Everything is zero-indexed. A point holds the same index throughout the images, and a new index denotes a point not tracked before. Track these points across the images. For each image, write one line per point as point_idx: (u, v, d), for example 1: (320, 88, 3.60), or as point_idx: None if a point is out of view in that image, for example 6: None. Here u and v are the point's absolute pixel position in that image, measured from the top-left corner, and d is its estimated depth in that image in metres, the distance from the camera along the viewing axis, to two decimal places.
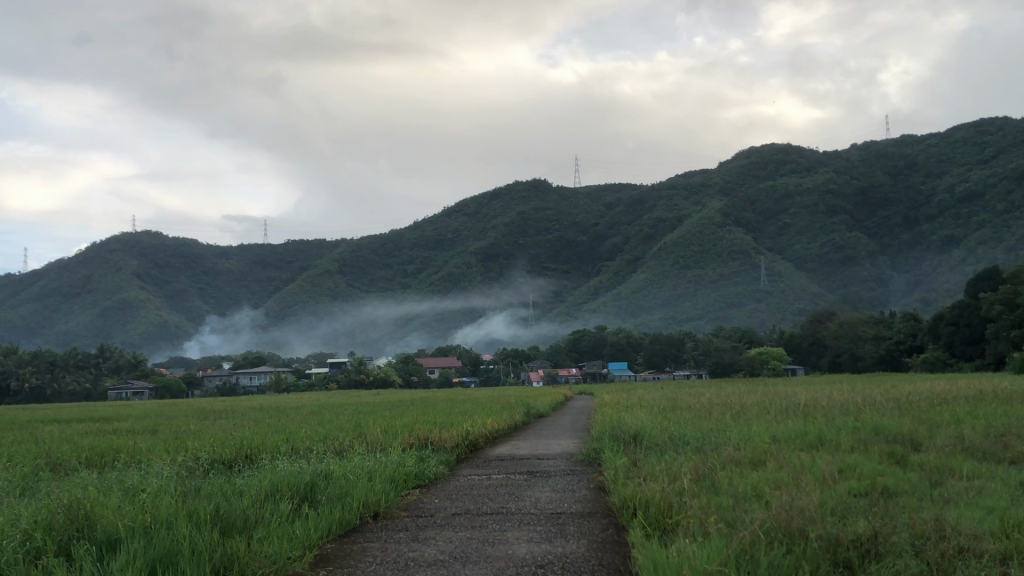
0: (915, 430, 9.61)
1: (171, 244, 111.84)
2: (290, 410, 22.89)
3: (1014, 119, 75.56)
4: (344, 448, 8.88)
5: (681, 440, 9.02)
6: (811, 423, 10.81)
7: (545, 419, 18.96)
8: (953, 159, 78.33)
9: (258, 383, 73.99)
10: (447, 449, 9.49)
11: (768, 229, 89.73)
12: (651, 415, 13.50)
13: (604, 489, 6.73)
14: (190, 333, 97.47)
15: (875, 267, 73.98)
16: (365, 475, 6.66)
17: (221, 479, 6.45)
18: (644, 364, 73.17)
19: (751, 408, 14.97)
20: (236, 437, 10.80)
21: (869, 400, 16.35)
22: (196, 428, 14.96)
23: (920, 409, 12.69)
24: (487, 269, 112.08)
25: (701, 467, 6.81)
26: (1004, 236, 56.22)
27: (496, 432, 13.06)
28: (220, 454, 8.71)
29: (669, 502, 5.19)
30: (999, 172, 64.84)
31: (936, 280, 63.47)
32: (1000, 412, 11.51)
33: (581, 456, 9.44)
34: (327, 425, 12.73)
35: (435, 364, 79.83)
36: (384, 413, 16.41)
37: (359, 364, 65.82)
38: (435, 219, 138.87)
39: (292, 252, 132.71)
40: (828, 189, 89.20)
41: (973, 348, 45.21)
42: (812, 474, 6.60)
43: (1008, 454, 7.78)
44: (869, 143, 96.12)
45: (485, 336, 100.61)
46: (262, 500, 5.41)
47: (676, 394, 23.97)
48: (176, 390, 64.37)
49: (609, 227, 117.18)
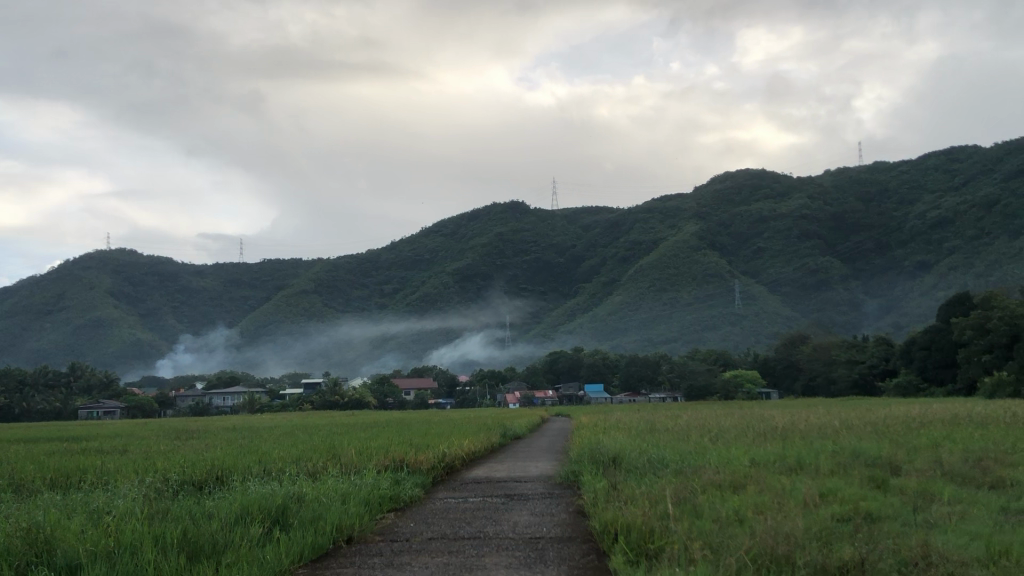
0: (894, 453, 9.56)
1: (145, 262, 110.83)
2: (265, 430, 22.60)
3: (984, 148, 77.00)
4: (317, 470, 8.70)
5: (660, 462, 8.92)
6: (790, 446, 10.74)
7: (521, 440, 18.85)
8: (925, 186, 79.62)
9: (232, 403, 73.15)
10: (423, 471, 9.34)
11: (742, 252, 90.54)
12: (628, 437, 13.43)
13: (583, 513, 6.61)
14: (162, 351, 96.30)
15: (848, 291, 74.74)
16: (341, 497, 6.49)
17: (190, 502, 6.25)
18: (621, 387, 73.20)
19: (730, 431, 14.96)
20: (210, 458, 10.62)
21: (845, 421, 16.42)
22: (168, 448, 14.61)
23: (898, 433, 12.69)
24: (465, 290, 112.03)
25: (682, 491, 6.71)
26: (974, 262, 57.02)
27: (472, 454, 12.90)
28: (190, 475, 8.50)
29: (652, 526, 5.08)
30: (970, 199, 65.99)
31: (907, 305, 64.17)
32: (977, 437, 11.51)
33: (558, 478, 9.33)
34: (302, 447, 12.46)
35: (410, 385, 79.44)
36: (359, 434, 16.17)
37: (334, 385, 65.26)
38: (413, 239, 138.81)
39: (268, 271, 131.96)
40: (802, 215, 90.24)
41: (945, 373, 45.54)
42: (794, 499, 6.50)
43: (988, 479, 7.73)
44: (843, 171, 97.48)
45: (461, 356, 99.22)
46: (233, 524, 5.24)
47: (652, 415, 24.04)
48: (149, 409, 63.68)
49: (586, 249, 117.66)
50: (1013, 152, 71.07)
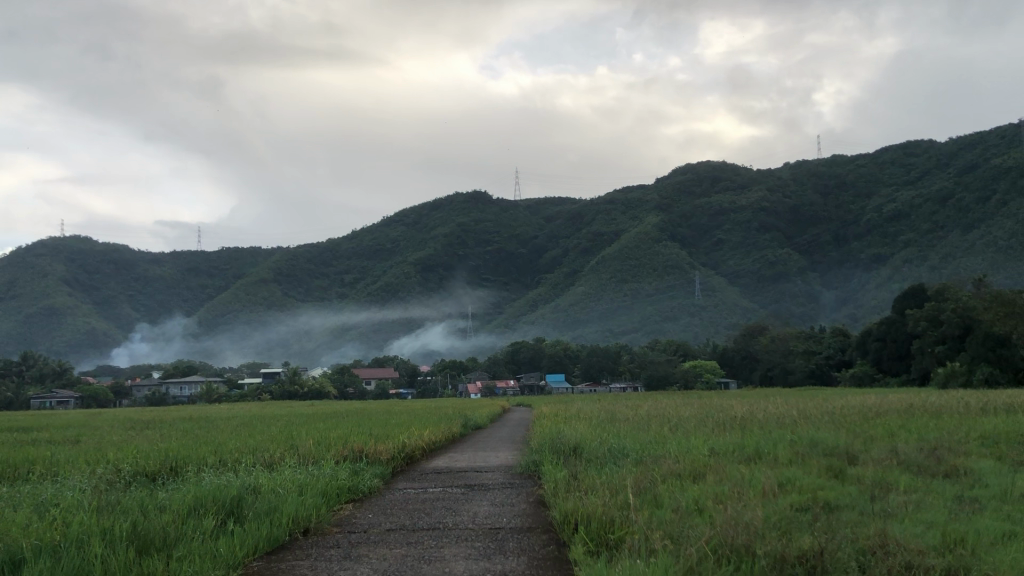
0: (851, 443, 9.67)
1: (100, 249, 108.66)
2: (222, 420, 22.26)
3: (938, 143, 78.54)
4: (274, 462, 8.55)
5: (621, 452, 8.91)
6: (748, 435, 10.81)
7: (482, 430, 18.80)
8: (881, 180, 81.00)
9: (189, 393, 72.11)
10: (383, 462, 9.23)
11: (702, 244, 91.29)
12: (588, 426, 13.46)
13: (542, 503, 6.58)
14: (118, 340, 94.65)
15: (806, 284, 75.76)
16: (297, 489, 6.37)
17: (143, 494, 6.09)
18: (581, 377, 73.43)
19: (690, 420, 15.07)
20: (165, 449, 10.42)
21: (801, 411, 16.61)
22: (122, 438, 14.30)
23: (855, 423, 12.86)
24: (426, 280, 111.75)
25: (643, 481, 6.70)
26: (928, 255, 58.17)
27: (432, 445, 12.82)
28: (144, 466, 8.33)
29: (612, 516, 5.07)
30: (925, 193, 67.29)
31: (863, 296, 65.26)
32: (931, 426, 11.68)
33: (519, 468, 9.30)
34: (259, 437, 12.26)
35: (371, 375, 78.95)
36: (318, 424, 15.97)
37: (294, 375, 64.64)
38: (374, 229, 137.94)
39: (227, 260, 130.24)
40: (761, 207, 91.21)
41: (899, 364, 46.29)
42: (755, 488, 6.52)
43: (943, 467, 7.84)
44: (801, 164, 98.76)
45: (422, 347, 98.89)
46: (185, 516, 5.12)
47: (611, 405, 24.17)
48: (104, 399, 62.73)
49: (548, 240, 117.88)
50: (966, 146, 72.47)
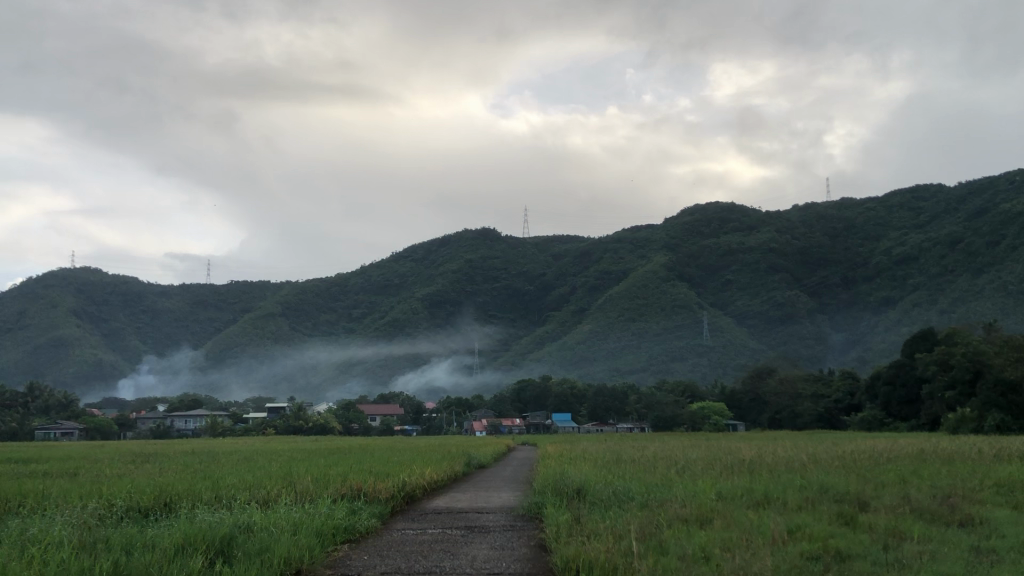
0: (862, 489, 9.42)
1: (110, 280, 108.78)
2: (225, 455, 21.91)
3: (947, 188, 78.80)
4: (270, 499, 8.37)
5: (626, 495, 8.71)
6: (757, 480, 10.51)
7: (485, 470, 18.46)
8: (890, 223, 81.18)
9: (194, 427, 71.71)
10: (382, 501, 9.01)
11: (710, 283, 91.00)
12: (593, 467, 13.24)
13: (544, 547, 6.39)
14: (125, 372, 94.39)
15: (814, 327, 75.45)
16: (291, 528, 6.19)
17: (131, 530, 5.93)
18: (588, 417, 72.86)
19: (698, 462, 14.79)
20: (161, 483, 10.28)
21: (812, 456, 16.26)
22: (122, 472, 14.04)
23: (868, 468, 12.55)
24: (434, 316, 111.78)
25: (647, 526, 6.49)
26: (937, 298, 58.05)
27: (432, 484, 12.56)
28: (137, 501, 8.17)
29: (614, 564, 4.87)
30: (933, 237, 67.39)
31: (871, 339, 64.99)
32: (945, 474, 11.36)
33: (521, 510, 9.06)
34: (257, 474, 12.01)
35: (376, 411, 78.47)
36: (319, 461, 15.73)
37: (298, 410, 64.30)
38: (382, 264, 138.15)
39: (236, 294, 130.27)
40: (769, 248, 91.18)
41: (908, 408, 45.79)
42: (763, 535, 6.33)
43: (958, 515, 7.61)
44: (809, 206, 99.01)
45: (426, 384, 98.28)
46: (170, 554, 4.98)
47: (618, 445, 23.82)
48: (108, 431, 62.38)
49: (556, 278, 117.81)
50: (975, 192, 72.70)
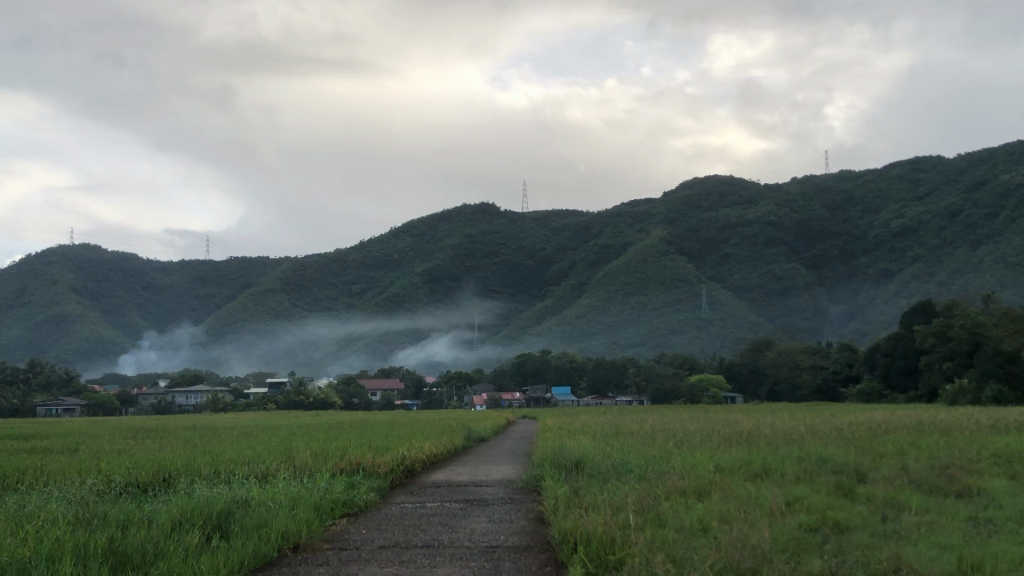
0: (860, 460, 9.43)
1: (108, 256, 108.53)
2: (225, 430, 21.93)
3: (947, 159, 78.71)
4: (269, 473, 8.38)
5: (625, 467, 8.71)
6: (755, 452, 10.52)
7: (485, 443, 18.52)
8: (889, 195, 81.13)
9: (194, 402, 71.84)
10: (381, 475, 9.02)
11: (709, 256, 90.89)
12: (591, 440, 13.27)
13: (542, 521, 6.39)
14: (126, 348, 94.41)
15: (813, 300, 75.54)
16: (288, 502, 6.17)
17: (129, 505, 5.92)
18: (587, 390, 73.02)
19: (695, 435, 14.81)
20: (161, 458, 10.30)
21: (811, 427, 16.27)
22: (122, 448, 14.04)
23: (864, 440, 12.58)
24: (434, 291, 111.77)
25: (645, 499, 6.48)
26: (937, 270, 58.08)
27: (432, 458, 12.60)
28: (135, 477, 8.17)
29: (613, 536, 4.86)
30: (933, 208, 67.38)
31: (870, 311, 65.09)
32: (943, 444, 11.38)
33: (520, 482, 9.07)
34: (255, 449, 11.98)
35: (376, 386, 78.65)
36: (318, 436, 15.77)
37: (299, 385, 64.46)
38: (381, 239, 138.00)
39: (234, 270, 130.08)
40: (769, 222, 91.06)
41: (908, 380, 45.93)
42: (762, 507, 6.32)
43: (956, 486, 7.61)
44: (809, 179, 98.82)
45: (426, 358, 98.52)
46: (166, 530, 4.97)
47: (616, 419, 23.91)
48: (110, 408, 62.59)
49: (555, 252, 117.69)
50: (974, 163, 72.62)
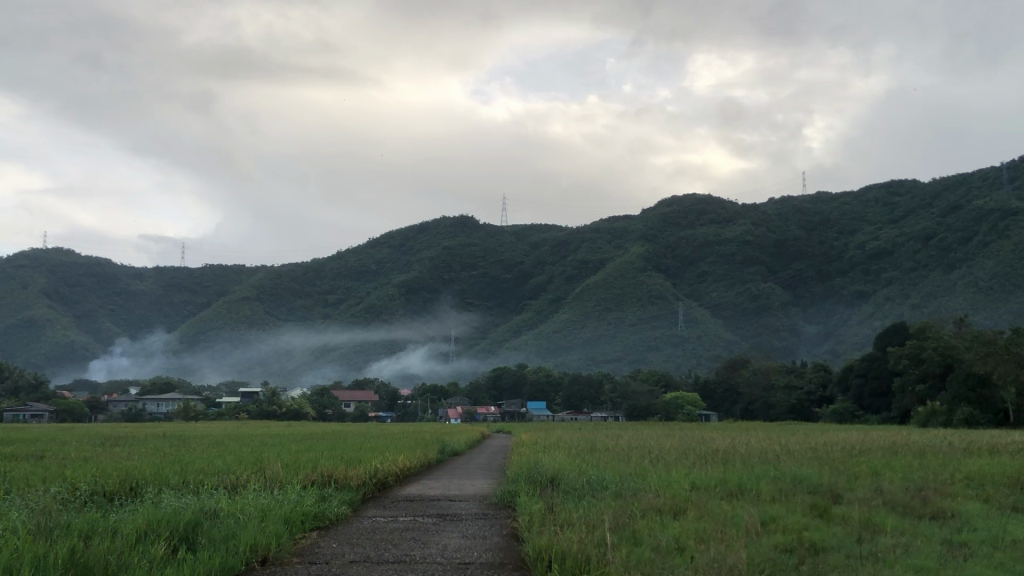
0: (834, 480, 9.43)
1: (82, 261, 107.06)
2: (195, 439, 21.53)
3: (922, 184, 79.69)
4: (238, 484, 8.23)
5: (599, 484, 8.66)
6: (730, 470, 10.49)
7: (459, 457, 18.37)
8: (865, 218, 81.98)
9: (166, 410, 70.92)
10: (353, 488, 8.90)
11: (686, 273, 91.24)
12: (566, 456, 13.20)
13: (516, 537, 6.32)
14: (98, 354, 93.14)
15: (788, 319, 76.05)
16: (257, 514, 6.04)
17: (93, 515, 5.78)
18: (563, 405, 72.90)
19: (670, 452, 14.75)
20: (128, 466, 10.15)
21: (785, 447, 16.24)
22: (89, 456, 13.75)
23: (840, 460, 12.57)
24: (411, 302, 111.48)
25: (622, 517, 6.42)
26: (910, 293, 58.65)
27: (407, 471, 12.48)
28: (102, 485, 8.00)
29: (587, 555, 4.78)
30: (908, 232, 68.13)
31: (844, 331, 65.61)
32: (918, 467, 11.39)
33: (494, 498, 8.97)
34: (223, 459, 11.76)
35: (351, 396, 78.06)
36: (291, 446, 15.53)
37: (272, 395, 64.06)
38: (359, 249, 137.42)
39: (210, 277, 128.89)
40: (746, 241, 91.57)
41: (880, 401, 46.26)
42: (737, 527, 6.28)
43: (930, 509, 7.59)
44: (785, 200, 99.70)
45: (401, 370, 98.10)
46: (130, 540, 4.85)
47: (591, 435, 23.83)
48: (79, 414, 61.53)
49: (533, 266, 117.69)
50: (948, 187, 73.58)
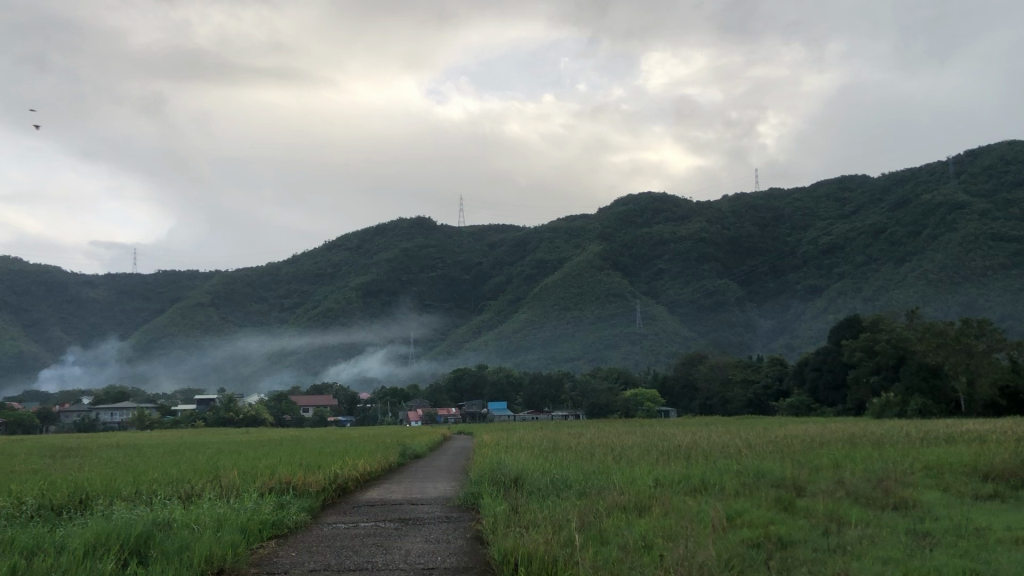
0: (797, 473, 9.41)
1: (31, 270, 104.56)
2: (148, 448, 21.22)
3: (871, 180, 81.16)
4: (194, 494, 7.99)
5: (564, 483, 8.57)
6: (693, 466, 10.41)
7: (422, 460, 18.16)
8: (817, 213, 83.27)
9: (120, 420, 69.53)
10: (311, 495, 8.71)
11: (643, 270, 91.67)
12: (529, 455, 13.07)
13: (480, 540, 6.21)
14: (48, 363, 90.99)
15: (743, 315, 76.96)
16: (213, 525, 5.84)
17: (39, 531, 5.54)
18: (524, 405, 72.88)
19: (634, 449, 14.72)
20: (80, 478, 9.89)
21: (746, 441, 16.24)
22: (40, 468, 13.33)
23: (801, 453, 12.57)
24: (369, 305, 110.95)
25: (587, 516, 6.31)
26: (862, 287, 59.59)
27: (368, 475, 12.28)
28: (50, 499, 7.71)
29: (554, 556, 4.68)
30: (859, 226, 69.33)
31: (799, 326, 66.52)
32: (877, 457, 11.45)
33: (458, 500, 8.84)
34: (180, 468, 11.50)
35: (310, 401, 77.09)
36: (247, 454, 15.23)
37: (229, 401, 63.22)
38: (316, 253, 136.20)
39: (163, 283, 126.47)
40: (701, 238, 92.36)
41: (835, 394, 46.90)
42: (703, 523, 6.21)
43: (892, 499, 7.62)
44: (739, 197, 100.88)
45: (360, 373, 98.51)
46: (78, 556, 4.63)
47: (555, 433, 23.92)
48: (30, 426, 60.11)
49: (491, 266, 117.65)
50: (897, 182, 75.01)
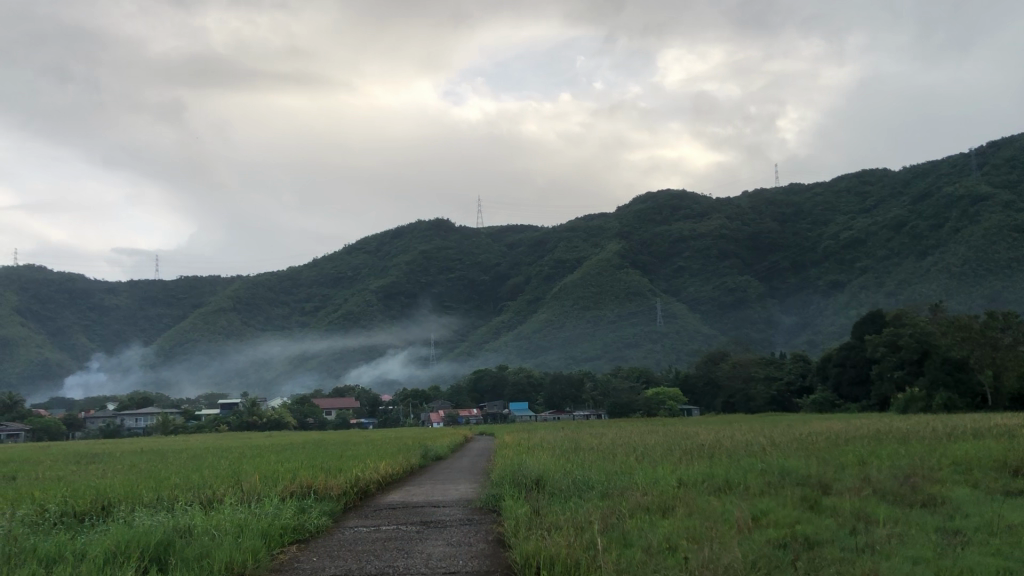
0: (822, 471, 9.30)
1: (55, 278, 105.57)
2: (169, 454, 21.16)
3: (892, 173, 80.46)
4: (214, 499, 7.99)
5: (586, 484, 8.51)
6: (716, 465, 10.30)
7: (442, 462, 18.07)
8: (837, 208, 82.67)
9: (144, 425, 70.01)
10: (333, 499, 8.68)
11: (663, 268, 91.31)
12: (549, 455, 12.97)
13: (502, 543, 6.16)
14: (72, 370, 91.78)
15: (764, 311, 76.49)
16: (234, 530, 5.82)
17: (61, 537, 5.56)
18: (545, 405, 72.75)
19: (655, 449, 14.57)
20: (102, 485, 9.91)
21: (769, 439, 16.07)
22: (61, 475, 13.31)
23: (826, 450, 12.40)
24: (389, 307, 111.21)
25: (610, 517, 6.24)
26: (885, 281, 59.02)
27: (389, 478, 12.22)
28: (72, 506, 7.73)
29: (575, 559, 4.62)
30: (880, 220, 68.74)
31: (821, 321, 66.03)
32: (903, 454, 11.30)
33: (479, 503, 8.78)
34: (202, 473, 11.46)
35: (331, 403, 77.20)
36: (267, 458, 15.19)
37: (252, 405, 63.54)
38: (335, 257, 136.62)
39: (184, 289, 127.21)
40: (720, 235, 91.87)
41: (859, 389, 46.36)
42: (727, 522, 6.15)
43: (920, 496, 7.49)
44: (758, 194, 100.34)
45: (380, 375, 98.04)
46: (98, 563, 4.61)
47: (577, 434, 23.81)
48: (56, 432, 60.63)
49: (510, 267, 117.63)
50: (918, 175, 74.32)
